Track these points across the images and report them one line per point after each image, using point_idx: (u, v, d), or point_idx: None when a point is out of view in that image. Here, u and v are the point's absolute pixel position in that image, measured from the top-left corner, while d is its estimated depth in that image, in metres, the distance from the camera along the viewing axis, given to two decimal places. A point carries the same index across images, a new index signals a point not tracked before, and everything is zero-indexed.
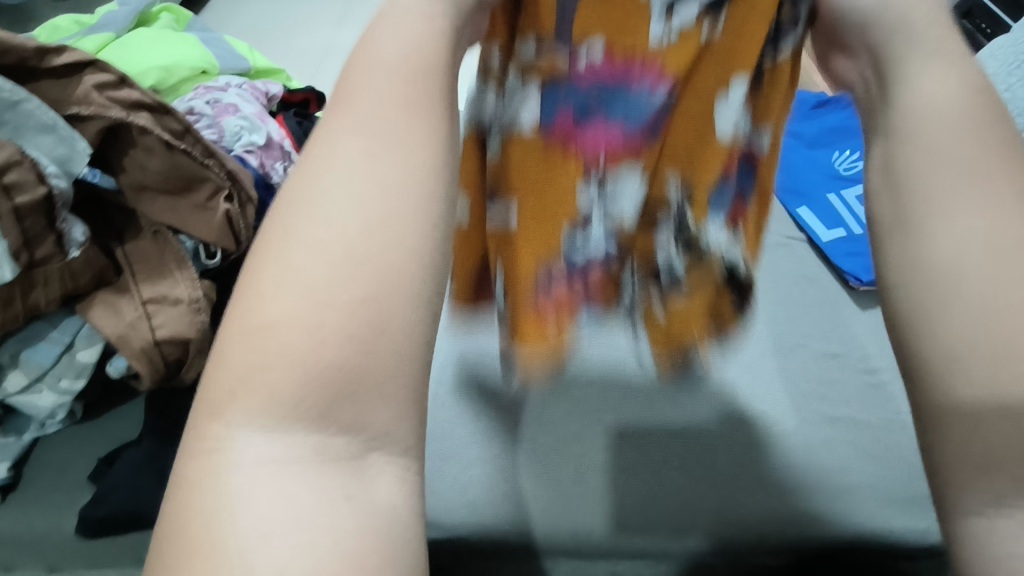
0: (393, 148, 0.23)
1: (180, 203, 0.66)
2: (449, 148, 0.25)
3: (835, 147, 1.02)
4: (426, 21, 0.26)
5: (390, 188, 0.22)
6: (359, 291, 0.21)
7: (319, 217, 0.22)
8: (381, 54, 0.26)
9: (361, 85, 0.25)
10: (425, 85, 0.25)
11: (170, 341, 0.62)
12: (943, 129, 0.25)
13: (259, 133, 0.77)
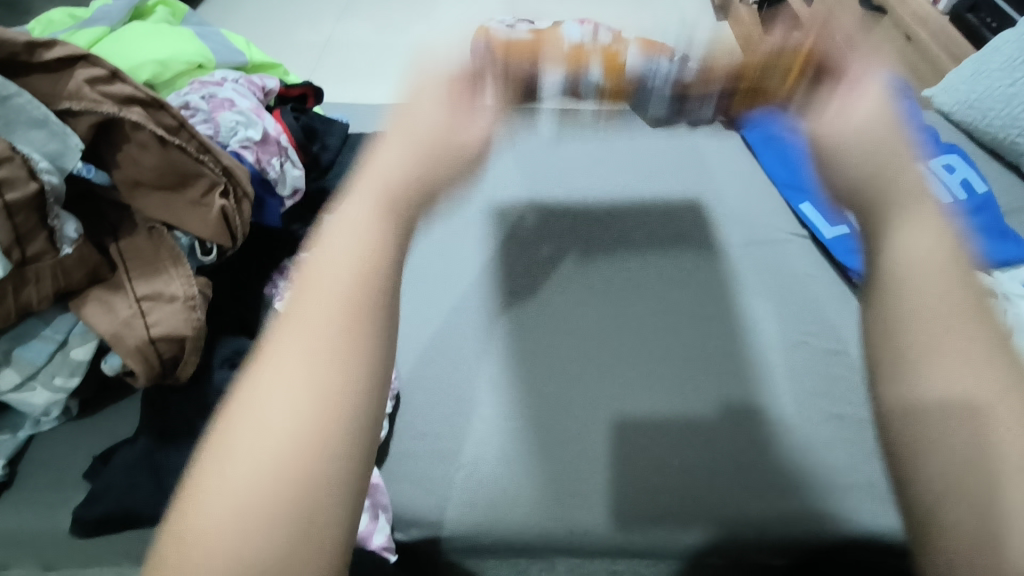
0: (304, 382, 0.29)
1: (175, 199, 0.65)
2: (361, 379, 0.30)
3: None
4: (352, 254, 0.32)
5: (296, 423, 0.28)
6: (307, 425, 0.28)
7: (240, 449, 0.28)
8: (317, 286, 0.31)
9: (286, 321, 0.31)
10: (338, 320, 0.31)
11: (166, 339, 0.61)
12: (930, 293, 0.36)
13: (256, 128, 0.76)
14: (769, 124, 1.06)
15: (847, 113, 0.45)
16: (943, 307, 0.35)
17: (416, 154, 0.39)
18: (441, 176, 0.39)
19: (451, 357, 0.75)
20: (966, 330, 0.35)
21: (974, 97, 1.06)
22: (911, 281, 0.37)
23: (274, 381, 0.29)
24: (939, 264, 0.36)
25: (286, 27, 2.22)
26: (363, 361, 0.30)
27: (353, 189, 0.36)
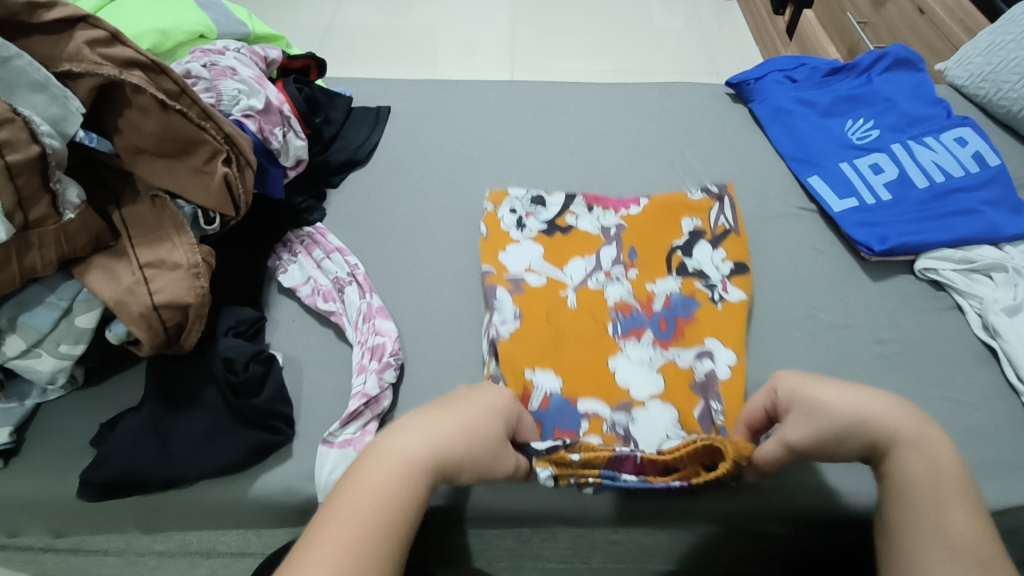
0: (358, 526, 0.44)
1: (178, 166, 0.65)
2: (397, 531, 0.45)
3: (848, 115, 0.99)
4: (447, 426, 0.53)
5: (351, 555, 0.42)
6: (371, 556, 0.43)
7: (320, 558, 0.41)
8: (399, 456, 0.49)
9: (373, 470, 0.48)
10: (408, 488, 0.48)
11: (169, 306, 0.61)
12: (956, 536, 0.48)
13: (258, 97, 0.75)
14: (776, 98, 1.04)
15: (867, 398, 0.55)
16: (939, 510, 0.49)
17: (448, 430, 0.52)
18: (468, 436, 0.53)
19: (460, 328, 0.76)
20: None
21: (989, 69, 1.05)
22: (951, 487, 0.51)
23: (339, 545, 0.42)
24: (937, 458, 0.53)
25: (291, 9, 2.21)
26: (400, 518, 0.46)
27: (406, 445, 0.50)
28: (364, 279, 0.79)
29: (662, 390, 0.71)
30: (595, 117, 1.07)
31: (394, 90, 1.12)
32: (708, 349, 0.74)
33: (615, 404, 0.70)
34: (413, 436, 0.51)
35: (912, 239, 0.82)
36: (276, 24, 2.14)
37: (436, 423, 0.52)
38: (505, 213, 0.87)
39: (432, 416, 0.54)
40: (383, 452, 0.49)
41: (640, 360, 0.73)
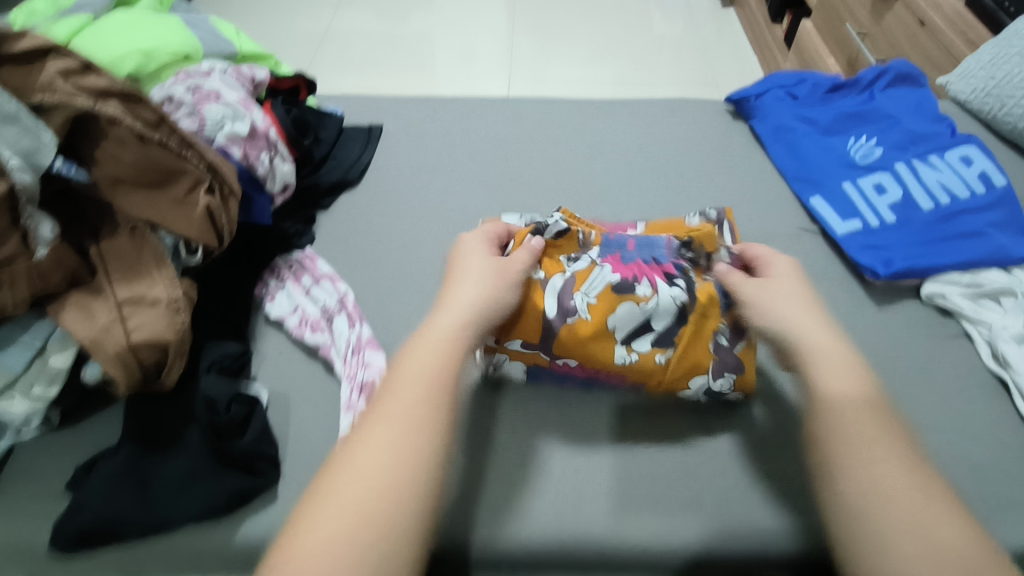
0: (386, 426, 0.49)
1: (159, 198, 0.63)
2: (431, 415, 0.50)
3: (850, 133, 0.97)
4: (457, 309, 0.57)
5: (388, 448, 0.47)
6: (402, 443, 0.48)
7: (356, 462, 0.47)
8: (422, 350, 0.54)
9: (394, 377, 0.52)
10: (435, 373, 0.52)
11: (147, 344, 0.58)
12: (880, 454, 0.50)
13: (244, 122, 0.72)
14: (777, 115, 1.02)
15: (781, 303, 0.61)
16: (853, 425, 0.52)
17: (441, 336, 0.55)
18: (467, 334, 0.56)
19: None
20: (915, 497, 0.47)
21: (993, 84, 1.02)
22: (854, 405, 0.53)
23: (383, 468, 0.46)
24: (844, 372, 0.55)
25: (287, 18, 2.18)
26: (426, 401, 0.51)
27: (411, 366, 0.52)
28: (354, 309, 0.76)
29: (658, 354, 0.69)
30: (594, 135, 1.04)
31: (388, 107, 1.09)
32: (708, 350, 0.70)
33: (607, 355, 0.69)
34: (416, 353, 0.54)
35: (918, 262, 0.80)
36: (271, 32, 2.11)
37: (434, 332, 0.55)
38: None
39: (446, 305, 0.58)
40: (396, 378, 0.52)
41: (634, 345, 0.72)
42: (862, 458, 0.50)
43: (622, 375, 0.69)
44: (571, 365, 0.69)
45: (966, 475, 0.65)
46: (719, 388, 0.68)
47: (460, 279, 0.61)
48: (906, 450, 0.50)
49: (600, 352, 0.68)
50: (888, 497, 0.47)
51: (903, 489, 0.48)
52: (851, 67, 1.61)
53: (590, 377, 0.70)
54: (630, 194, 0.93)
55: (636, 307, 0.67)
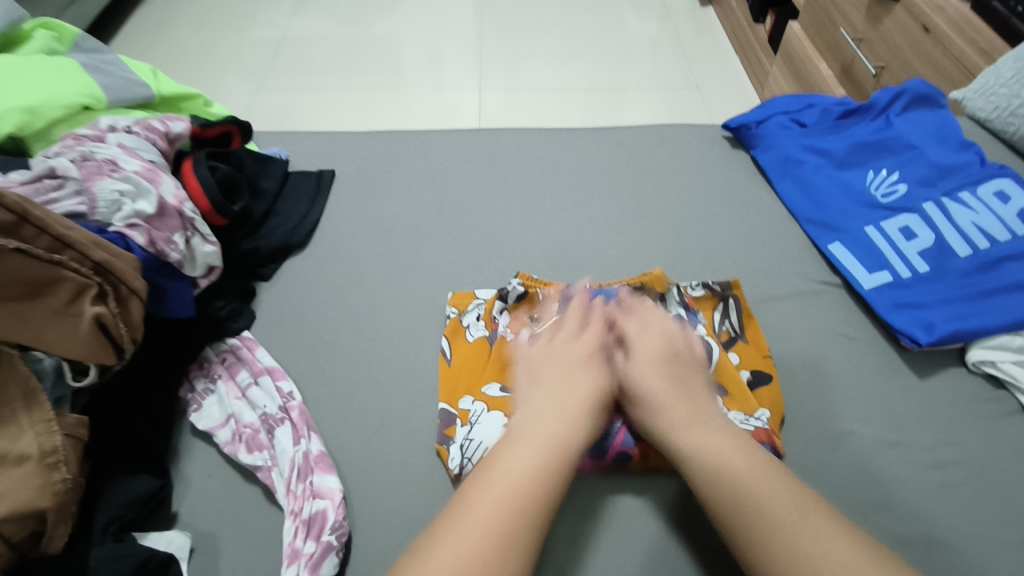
0: (524, 474, 0.47)
1: (28, 314, 0.49)
2: (562, 477, 0.48)
3: (868, 166, 0.86)
4: (587, 388, 0.56)
5: (526, 500, 0.45)
6: (539, 495, 0.46)
7: (493, 504, 0.44)
8: (548, 420, 0.52)
9: (526, 435, 0.50)
10: (569, 442, 0.50)
11: (11, 518, 0.45)
12: (756, 497, 0.48)
13: (148, 199, 0.58)
14: (785, 145, 0.90)
15: (640, 385, 0.57)
16: (732, 477, 0.49)
17: (536, 473, 0.47)
18: (563, 472, 0.48)
19: (421, 473, 0.60)
20: (822, 537, 0.44)
21: (1019, 103, 0.92)
22: (730, 483, 0.49)
23: (518, 518, 0.44)
24: (713, 448, 0.52)
25: (237, 25, 2.00)
26: (564, 463, 0.49)
27: (491, 502, 0.44)
28: (299, 415, 0.62)
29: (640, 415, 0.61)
30: (576, 170, 0.91)
31: (340, 146, 0.95)
32: None
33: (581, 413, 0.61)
34: (498, 487, 0.45)
35: (962, 325, 0.69)
36: (223, 38, 1.94)
37: (520, 463, 0.47)
38: (476, 318, 0.71)
39: (572, 378, 0.56)
40: (469, 516, 0.43)
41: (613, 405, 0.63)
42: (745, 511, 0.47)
43: None
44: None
45: None
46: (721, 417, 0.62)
47: (557, 400, 0.54)
48: (779, 481, 0.49)
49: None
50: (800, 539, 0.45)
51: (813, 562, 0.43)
52: (844, 72, 1.50)
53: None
54: (622, 244, 0.81)
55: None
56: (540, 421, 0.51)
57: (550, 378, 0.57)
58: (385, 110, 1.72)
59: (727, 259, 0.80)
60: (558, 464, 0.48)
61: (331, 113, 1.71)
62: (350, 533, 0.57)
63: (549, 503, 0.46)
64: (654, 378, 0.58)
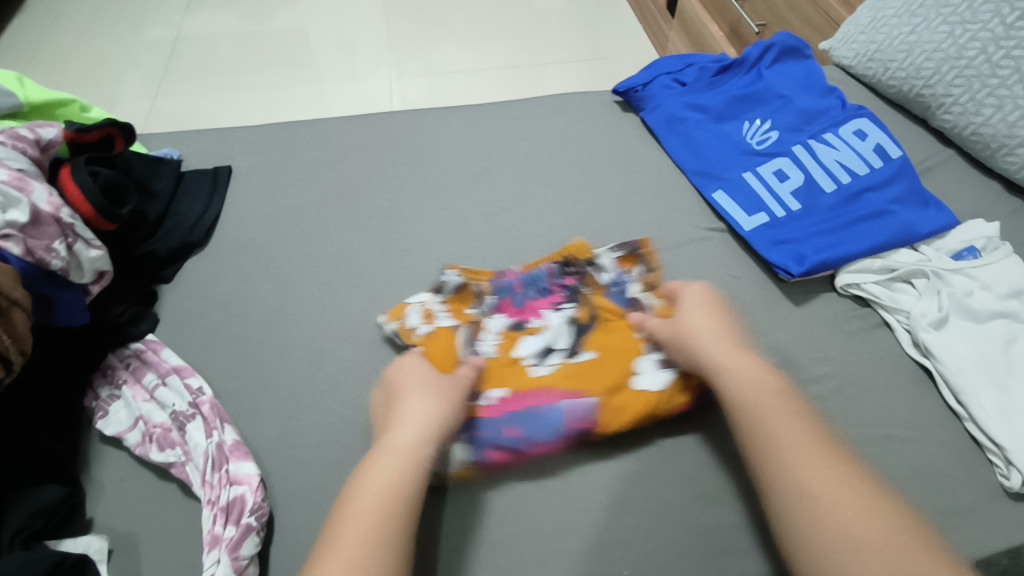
0: (376, 481, 0.51)
1: None
2: (414, 475, 0.52)
3: (744, 117, 0.92)
4: (432, 388, 0.59)
5: (378, 506, 0.49)
6: (391, 496, 0.50)
7: (353, 513, 0.49)
8: (400, 426, 0.55)
9: (382, 446, 0.54)
10: (419, 441, 0.54)
11: None
12: (784, 416, 0.53)
13: (20, 208, 0.58)
14: (668, 105, 0.96)
15: (690, 331, 0.62)
16: (761, 404, 0.54)
17: (383, 493, 0.50)
18: (415, 484, 0.52)
19: (337, 448, 0.62)
20: (822, 455, 0.50)
21: (874, 48, 0.99)
22: (767, 406, 0.54)
23: (378, 521, 0.48)
24: (752, 383, 0.56)
25: (128, 27, 1.90)
26: (414, 462, 0.53)
27: (352, 524, 0.48)
28: (210, 409, 0.63)
29: (598, 384, 0.64)
30: (476, 144, 0.93)
31: (235, 141, 0.93)
32: (651, 376, 0.65)
33: (541, 397, 0.64)
34: (361, 506, 0.49)
35: (830, 254, 0.76)
36: (115, 42, 1.84)
37: (375, 484, 0.51)
38: (420, 308, 0.71)
39: (420, 380, 0.60)
40: (336, 539, 0.48)
41: (571, 370, 0.66)
42: (769, 424, 0.52)
43: (549, 391, 0.64)
44: (495, 401, 0.63)
45: (909, 482, 0.61)
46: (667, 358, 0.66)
47: (404, 416, 0.56)
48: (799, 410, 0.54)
49: (519, 377, 0.66)
50: (807, 451, 0.50)
51: (834, 483, 0.48)
52: (733, 32, 1.57)
53: (523, 408, 0.63)
54: (524, 213, 0.84)
55: (535, 335, 0.70)
56: (390, 441, 0.54)
57: (406, 390, 0.59)
58: (295, 102, 1.69)
59: (622, 216, 0.84)
60: (405, 477, 0.52)
61: (238, 110, 1.66)
62: (271, 514, 0.58)
63: (406, 505, 0.50)
64: (711, 327, 0.62)
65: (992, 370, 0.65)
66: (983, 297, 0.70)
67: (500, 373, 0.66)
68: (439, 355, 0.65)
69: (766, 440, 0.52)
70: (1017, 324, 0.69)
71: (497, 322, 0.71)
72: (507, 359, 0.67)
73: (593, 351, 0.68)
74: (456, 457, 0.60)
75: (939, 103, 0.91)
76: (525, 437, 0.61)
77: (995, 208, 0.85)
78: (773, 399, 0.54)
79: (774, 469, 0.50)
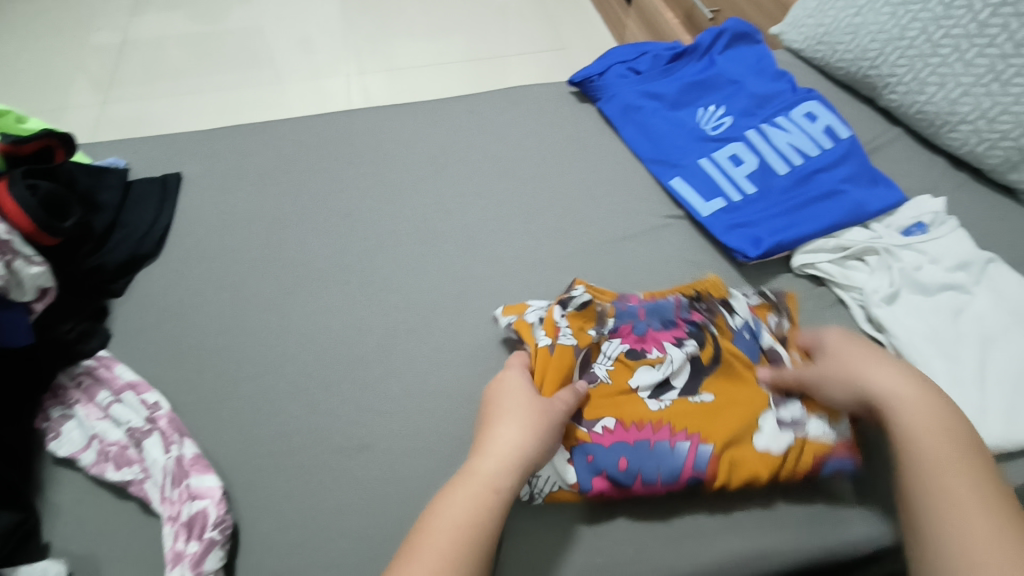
0: (452, 512, 0.49)
1: None
2: (488, 511, 0.50)
3: (698, 104, 0.93)
4: (524, 413, 0.56)
5: (449, 542, 0.48)
6: (467, 532, 0.48)
7: (426, 542, 0.48)
8: (486, 452, 0.53)
9: (468, 472, 0.52)
10: (500, 472, 0.52)
11: None
12: (932, 429, 0.51)
13: None
14: (623, 94, 0.96)
15: (844, 350, 0.59)
16: (932, 412, 0.52)
17: (463, 528, 0.48)
18: (491, 518, 0.50)
19: (302, 454, 0.61)
20: (973, 474, 0.48)
21: (822, 31, 1.01)
22: (919, 419, 0.52)
23: (452, 556, 0.47)
24: (924, 399, 0.53)
25: (71, 33, 1.83)
26: (493, 498, 0.50)
27: (428, 552, 0.47)
28: (167, 423, 0.61)
29: (715, 430, 0.58)
30: (433, 141, 0.92)
31: (184, 147, 0.91)
32: (776, 427, 0.59)
33: (663, 440, 0.58)
34: (439, 534, 0.48)
35: (785, 236, 0.77)
36: (58, 49, 1.77)
37: (454, 510, 0.49)
38: (540, 318, 0.67)
39: (514, 400, 0.57)
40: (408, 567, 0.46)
41: (677, 415, 0.60)
42: (912, 442, 0.51)
43: (666, 429, 0.59)
44: (609, 428, 0.59)
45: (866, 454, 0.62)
46: (790, 418, 0.60)
47: (490, 439, 0.54)
48: (954, 426, 0.51)
49: (634, 409, 0.61)
50: (953, 461, 0.49)
51: (982, 504, 0.46)
52: (687, 19, 1.59)
53: (637, 441, 0.58)
54: (483, 208, 0.83)
55: (652, 367, 0.64)
56: (475, 467, 0.52)
57: (496, 414, 0.56)
58: (252, 104, 1.65)
59: (582, 207, 0.85)
60: (485, 508, 0.50)
61: (192, 114, 1.62)
62: (236, 526, 0.57)
63: (480, 541, 0.48)
64: (869, 347, 0.59)
65: (942, 341, 0.67)
66: (932, 271, 0.73)
67: (626, 406, 0.61)
68: (545, 371, 0.61)
69: (908, 448, 0.51)
70: (964, 296, 0.71)
71: (613, 346, 0.66)
72: (622, 391, 0.62)
73: (710, 395, 0.62)
74: (564, 479, 0.57)
75: (886, 83, 0.93)
76: (639, 475, 0.57)
77: (941, 183, 0.88)
78: (922, 425, 0.51)
79: (912, 469, 0.50)
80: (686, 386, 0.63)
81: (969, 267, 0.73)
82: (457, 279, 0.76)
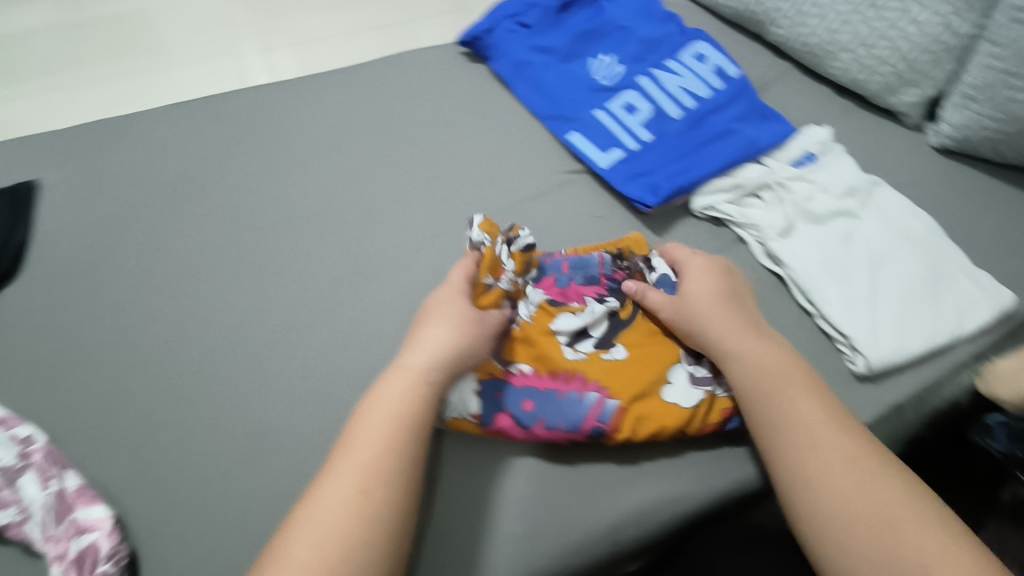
0: (383, 408, 0.51)
1: None
2: (421, 402, 0.51)
3: (589, 54, 0.91)
4: (454, 315, 0.57)
5: (382, 432, 0.49)
6: (397, 424, 0.50)
7: (359, 438, 0.49)
8: (417, 350, 0.54)
9: (398, 369, 0.53)
10: (430, 366, 0.53)
11: None
12: (790, 401, 0.54)
13: None
14: (514, 51, 0.93)
15: (695, 309, 0.60)
16: (786, 384, 0.55)
17: (392, 420, 0.50)
18: (422, 409, 0.51)
19: (201, 467, 0.58)
20: (827, 433, 0.52)
21: None
22: (777, 395, 0.55)
23: (385, 445, 0.49)
24: (776, 367, 0.56)
25: None
26: (425, 390, 0.52)
27: (360, 444, 0.49)
28: (43, 457, 0.56)
29: (625, 378, 0.58)
30: (320, 117, 0.87)
31: (38, 152, 0.82)
32: (681, 381, 0.60)
33: (571, 391, 0.58)
34: (372, 429, 0.49)
35: (682, 180, 0.77)
36: None
37: (385, 405, 0.51)
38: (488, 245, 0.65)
39: (442, 303, 0.58)
40: (342, 461, 0.48)
41: (590, 364, 0.59)
42: (779, 417, 0.54)
43: (579, 378, 0.58)
44: (525, 373, 0.59)
45: None
46: (702, 375, 0.60)
47: (419, 340, 0.55)
48: (809, 393, 0.55)
49: (550, 353, 0.60)
50: (812, 430, 0.53)
51: (839, 462, 0.51)
52: None
53: (549, 389, 0.58)
54: (379, 183, 0.79)
55: (574, 314, 0.63)
56: (404, 363, 0.54)
57: (430, 317, 0.57)
58: None
59: (482, 172, 0.82)
60: (415, 398, 0.51)
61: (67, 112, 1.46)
62: (133, 554, 0.53)
63: (411, 432, 0.50)
64: (719, 303, 0.61)
65: (835, 266, 0.70)
66: (823, 199, 0.74)
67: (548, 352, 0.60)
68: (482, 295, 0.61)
69: (772, 424, 0.54)
70: (852, 221, 0.73)
71: (535, 295, 0.64)
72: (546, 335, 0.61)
73: (623, 351, 0.61)
74: (467, 407, 0.57)
75: (769, 18, 0.93)
76: (542, 420, 0.57)
77: (827, 112, 0.90)
78: (780, 395, 0.55)
79: (774, 443, 0.53)
80: (599, 338, 0.62)
81: (856, 192, 0.75)
82: (356, 262, 0.72)
